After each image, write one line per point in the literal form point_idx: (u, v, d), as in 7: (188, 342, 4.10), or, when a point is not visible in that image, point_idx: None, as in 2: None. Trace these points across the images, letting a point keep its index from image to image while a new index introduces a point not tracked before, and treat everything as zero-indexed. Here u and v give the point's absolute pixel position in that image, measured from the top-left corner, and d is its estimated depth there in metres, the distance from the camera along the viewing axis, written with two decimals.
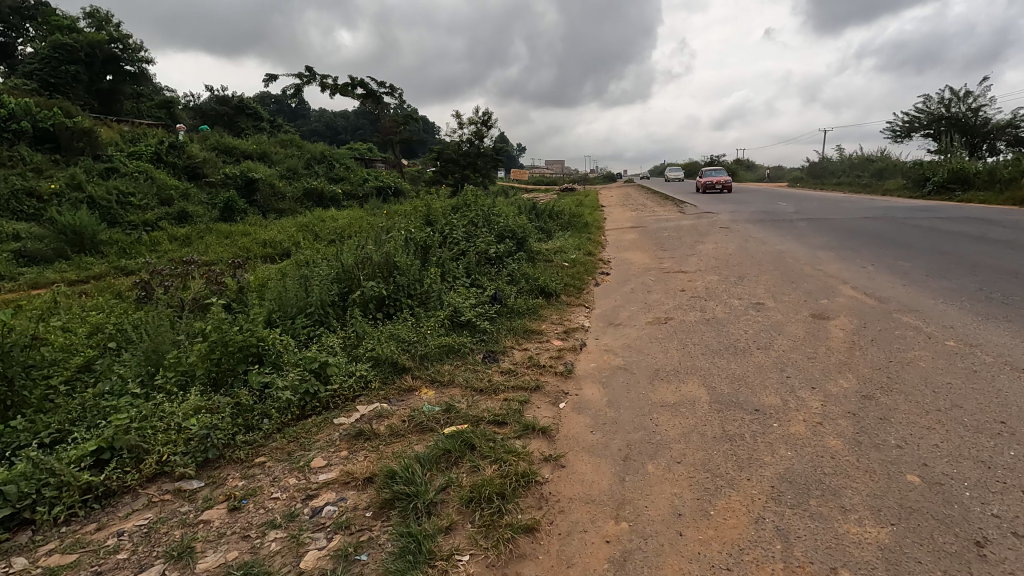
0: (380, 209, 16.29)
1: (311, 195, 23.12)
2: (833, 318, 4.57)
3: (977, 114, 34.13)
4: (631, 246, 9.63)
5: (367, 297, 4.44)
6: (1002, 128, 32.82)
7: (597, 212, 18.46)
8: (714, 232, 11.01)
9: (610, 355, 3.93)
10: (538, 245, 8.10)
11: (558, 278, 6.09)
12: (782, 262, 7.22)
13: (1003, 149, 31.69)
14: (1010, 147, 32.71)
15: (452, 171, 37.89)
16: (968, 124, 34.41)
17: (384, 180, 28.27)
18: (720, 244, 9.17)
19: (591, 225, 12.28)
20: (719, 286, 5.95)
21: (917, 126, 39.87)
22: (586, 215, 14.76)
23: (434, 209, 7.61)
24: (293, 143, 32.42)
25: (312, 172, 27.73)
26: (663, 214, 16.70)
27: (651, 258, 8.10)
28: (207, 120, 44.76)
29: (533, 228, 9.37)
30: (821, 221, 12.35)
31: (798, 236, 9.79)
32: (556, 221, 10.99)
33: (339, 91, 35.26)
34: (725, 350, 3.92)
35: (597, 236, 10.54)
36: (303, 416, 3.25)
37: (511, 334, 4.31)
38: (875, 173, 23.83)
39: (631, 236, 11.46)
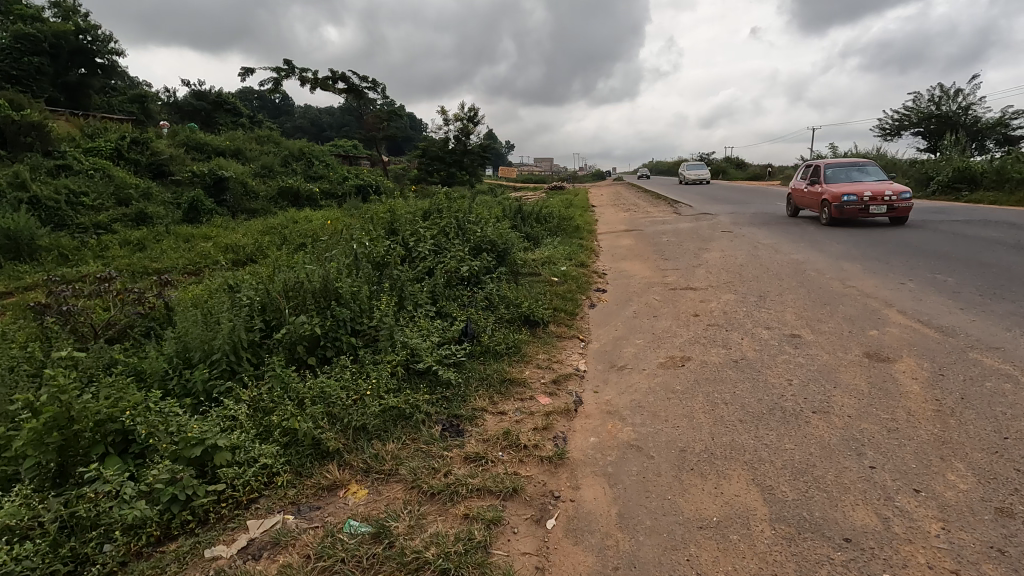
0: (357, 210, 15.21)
1: (286, 195, 21.94)
2: (896, 360, 3.59)
3: (967, 112, 33.65)
4: (627, 253, 8.67)
5: (295, 337, 3.38)
6: (993, 127, 32.51)
7: (588, 212, 17.50)
8: (716, 237, 10.06)
9: (615, 421, 2.92)
10: (524, 256, 7.08)
11: (547, 299, 5.08)
12: (803, 275, 6.28)
13: (996, 148, 31.30)
14: (1002, 146, 32.39)
15: (438, 169, 36.71)
16: (958, 122, 33.91)
17: (365, 179, 27.14)
18: (725, 251, 8.25)
19: (582, 229, 11.28)
20: (738, 309, 4.97)
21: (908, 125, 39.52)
22: (576, 216, 13.79)
23: (402, 213, 6.55)
24: (271, 139, 31.12)
25: (290, 170, 26.53)
26: (657, 215, 15.78)
27: (652, 269, 7.13)
28: (183, 116, 43.16)
29: (518, 235, 8.36)
30: (831, 223, 11.45)
31: (813, 242, 8.88)
32: (543, 224, 10.00)
33: (319, 85, 33.97)
34: (770, 414, 2.91)
35: (590, 242, 9.57)
36: (168, 537, 2.20)
37: (482, 388, 3.28)
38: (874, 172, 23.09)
39: (626, 241, 10.49)
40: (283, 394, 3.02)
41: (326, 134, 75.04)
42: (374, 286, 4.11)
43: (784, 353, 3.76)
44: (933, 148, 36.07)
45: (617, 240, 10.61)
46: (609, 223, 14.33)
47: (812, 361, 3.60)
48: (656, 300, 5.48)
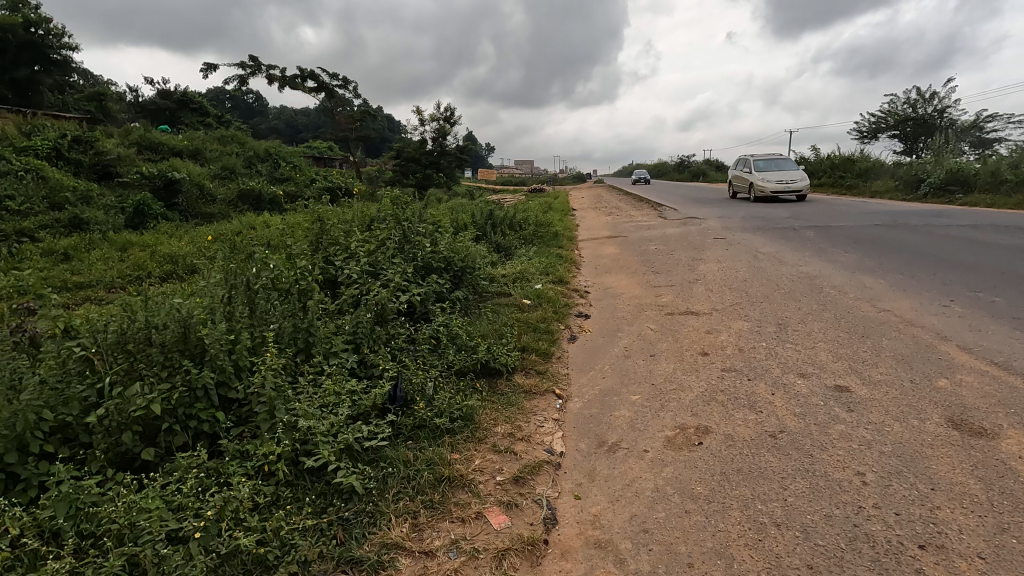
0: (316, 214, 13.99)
1: (247, 198, 20.63)
2: (996, 433, 2.55)
3: (943, 115, 33.56)
4: (612, 265, 7.62)
5: (120, 420, 2.21)
6: (968, 128, 32.54)
7: (568, 216, 16.48)
8: (710, 245, 9.07)
9: (608, 566, 1.83)
10: (492, 273, 5.95)
11: (516, 334, 3.97)
12: (823, 294, 5.28)
13: (974, 149, 31.24)
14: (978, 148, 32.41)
15: (414, 171, 35.43)
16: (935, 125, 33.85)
17: (334, 180, 25.80)
18: (724, 262, 7.26)
19: (563, 236, 10.21)
20: (755, 344, 3.94)
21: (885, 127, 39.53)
22: (555, 221, 12.75)
23: (342, 220, 5.38)
24: (236, 139, 29.57)
25: (254, 172, 25.06)
26: (641, 219, 14.82)
27: (641, 287, 6.08)
28: (145, 115, 41.17)
29: (486, 248, 7.23)
30: (830, 228, 10.60)
31: (819, 251, 7.93)
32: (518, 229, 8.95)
33: (287, 83, 32.51)
34: (853, 553, 1.83)
35: (570, 252, 8.51)
36: None
37: (405, 499, 2.16)
38: (860, 173, 22.51)
39: (611, 249, 9.45)
40: (72, 528, 1.87)
41: (300, 135, 73.09)
42: (269, 328, 2.94)
43: (838, 422, 2.71)
44: (911, 149, 36.02)
45: (600, 248, 9.60)
46: (590, 228, 13.33)
47: (883, 436, 2.55)
48: (654, 329, 4.42)
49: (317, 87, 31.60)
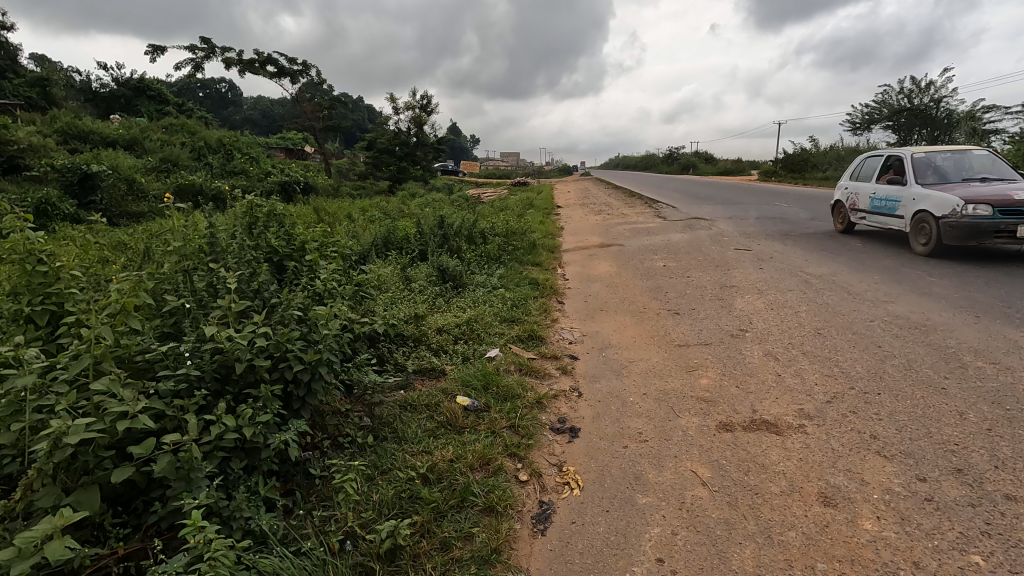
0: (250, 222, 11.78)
1: (187, 194, 18.15)
2: None
3: (942, 105, 31.91)
4: (609, 297, 5.42)
5: None
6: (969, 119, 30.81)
7: (552, 217, 14.30)
8: (734, 261, 6.92)
9: None
10: (417, 335, 3.68)
11: (404, 550, 1.73)
12: (978, 375, 3.08)
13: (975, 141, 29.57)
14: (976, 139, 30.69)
15: (387, 163, 32.82)
16: (932, 118, 31.99)
17: (294, 174, 23.35)
18: (769, 295, 5.09)
19: (543, 247, 8.00)
20: (956, 557, 1.74)
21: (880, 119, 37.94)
22: (536, 225, 10.62)
23: (158, 236, 3.06)
24: (187, 128, 26.90)
25: (203, 164, 22.45)
26: (638, 220, 12.64)
27: (659, 348, 3.84)
28: (96, 102, 37.82)
29: (426, 282, 4.97)
30: (874, 235, 8.54)
31: (890, 273, 5.82)
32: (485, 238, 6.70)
33: (246, 67, 29.79)
34: None
35: (552, 274, 6.28)
36: None
37: None
38: None
39: (605, 264, 7.29)
40: None
41: (274, 125, 70.06)
42: None
43: None
44: (905, 142, 34.20)
45: (594, 263, 7.41)
46: (578, 231, 11.12)
47: None
48: (709, 487, 2.18)
49: (278, 72, 28.99)
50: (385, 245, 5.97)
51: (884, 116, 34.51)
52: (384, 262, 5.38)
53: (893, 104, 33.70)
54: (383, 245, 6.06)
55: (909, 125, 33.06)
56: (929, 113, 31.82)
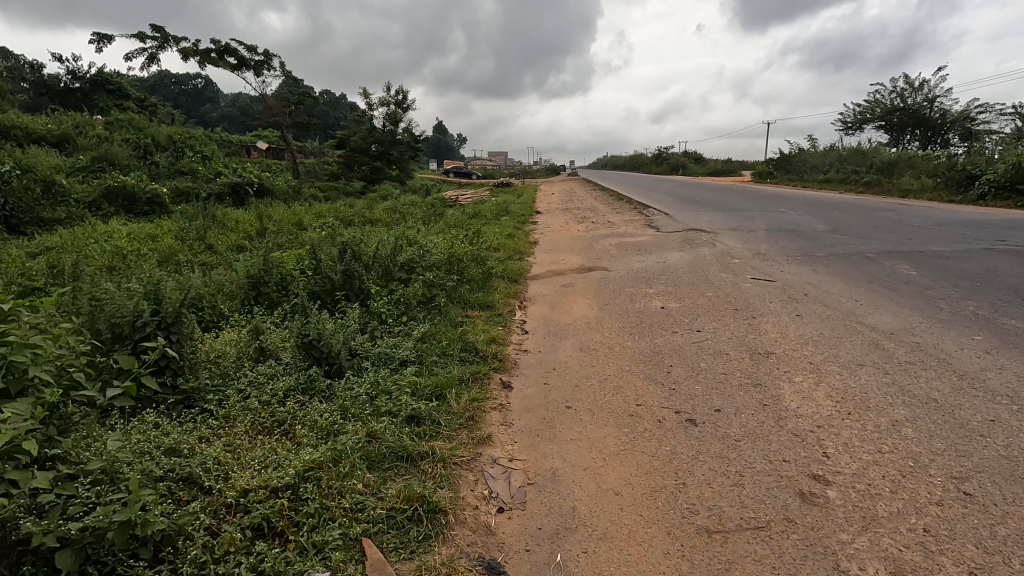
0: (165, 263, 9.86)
1: (116, 198, 16.01)
2: None
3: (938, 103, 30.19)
4: (582, 376, 3.52)
5: None
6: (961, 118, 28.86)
7: (529, 225, 12.50)
8: (756, 301, 5.08)
9: None
10: (169, 532, 1.75)
11: None
12: None
13: (970, 144, 27.59)
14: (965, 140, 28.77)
15: (360, 162, 30.66)
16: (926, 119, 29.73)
17: (249, 174, 21.25)
18: (832, 379, 3.23)
19: (503, 278, 6.11)
20: None
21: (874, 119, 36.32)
22: (505, 241, 8.81)
23: None
24: (137, 123, 24.68)
25: (147, 163, 20.30)
26: (627, 231, 10.88)
27: (671, 544, 1.94)
28: (51, 96, 35.13)
29: (284, 367, 3.05)
30: (922, 257, 6.79)
31: (992, 327, 4.02)
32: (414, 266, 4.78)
33: (204, 58, 27.51)
34: None
35: (504, 330, 4.39)
36: None
37: None
38: (882, 168, 18.84)
39: (583, 303, 5.39)
40: None
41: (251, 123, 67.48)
42: None
43: None
44: (897, 142, 32.03)
45: (569, 300, 5.52)
46: (555, 246, 9.25)
47: None
48: None
49: (239, 64, 26.79)
50: (257, 288, 4.11)
51: (877, 116, 32.55)
52: (230, 333, 3.44)
53: (888, 103, 31.70)
54: (254, 289, 4.12)
55: (903, 126, 31.10)
56: (922, 114, 29.70)
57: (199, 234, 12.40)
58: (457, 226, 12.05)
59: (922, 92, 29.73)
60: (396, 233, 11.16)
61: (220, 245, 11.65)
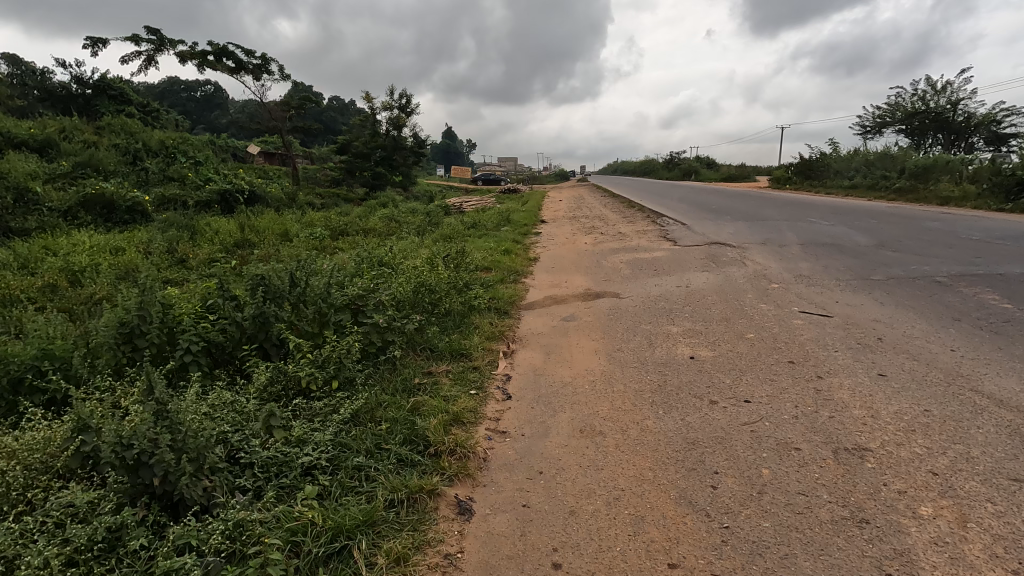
0: (125, 280, 8.84)
1: (95, 207, 15.06)
2: None
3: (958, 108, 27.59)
4: (580, 491, 2.31)
5: None
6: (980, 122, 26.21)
7: (532, 236, 11.33)
8: (814, 349, 3.85)
9: None
10: None
11: None
12: None
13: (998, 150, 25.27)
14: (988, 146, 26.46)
15: (361, 168, 29.68)
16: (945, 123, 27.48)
17: (243, 180, 20.32)
18: (985, 515, 2.00)
19: (488, 310, 4.95)
20: None
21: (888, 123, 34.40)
22: (500, 258, 7.66)
23: None
24: (131, 127, 23.87)
25: (136, 169, 19.40)
26: (640, 245, 9.70)
27: None
28: (52, 100, 34.48)
29: (95, 500, 1.90)
30: (1006, 281, 5.54)
31: None
32: (364, 308, 3.59)
33: (201, 61, 26.63)
34: None
35: (474, 398, 3.19)
36: None
37: None
38: (915, 173, 17.45)
39: (586, 348, 4.16)
40: None
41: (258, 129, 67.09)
42: None
43: None
44: (918, 147, 30.10)
45: (568, 343, 4.30)
46: (558, 263, 8.07)
47: None
48: None
49: (237, 67, 25.90)
50: (129, 340, 2.95)
51: (897, 120, 30.71)
52: (51, 427, 2.29)
53: (908, 106, 29.92)
54: (128, 343, 2.95)
55: (925, 130, 29.33)
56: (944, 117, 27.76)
57: (170, 246, 11.33)
58: (451, 239, 10.92)
59: (945, 94, 27.92)
60: (383, 248, 10.05)
61: (192, 259, 10.59)
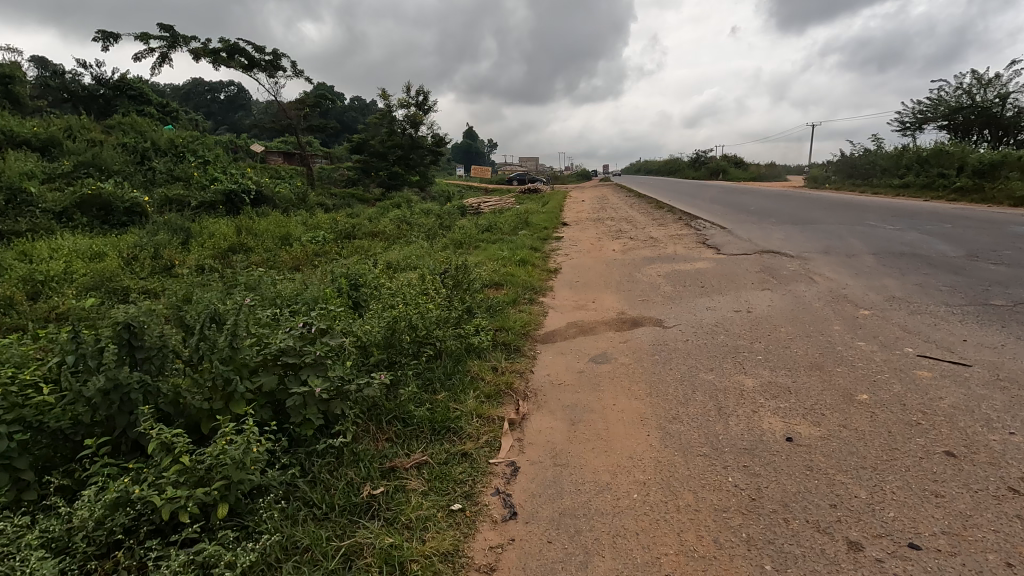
0: (94, 291, 7.85)
1: (92, 208, 14.27)
2: None
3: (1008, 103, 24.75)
4: None
5: None
6: None
7: (553, 242, 10.10)
8: (975, 429, 2.56)
9: None
10: None
11: None
12: None
13: None
14: None
15: (376, 168, 28.81)
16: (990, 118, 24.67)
17: (252, 180, 19.51)
18: None
19: (493, 350, 3.75)
20: None
21: (929, 119, 31.73)
22: (514, 271, 6.47)
23: None
24: (142, 126, 23.26)
25: (142, 168, 18.69)
26: (679, 252, 8.41)
27: None
28: (73, 102, 34.29)
29: None
30: None
31: None
32: (301, 368, 2.38)
33: (215, 60, 25.94)
34: None
35: (455, 527, 2.00)
36: None
37: None
38: (979, 171, 15.67)
39: (628, 416, 2.91)
40: None
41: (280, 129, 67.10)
42: None
43: None
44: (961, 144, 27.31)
45: (602, 406, 3.06)
46: (583, 275, 6.85)
47: None
48: None
49: (250, 65, 25.15)
50: None
51: (939, 115, 28.23)
52: None
53: (951, 101, 27.38)
54: None
55: (968, 126, 26.71)
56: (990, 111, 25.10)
57: (158, 251, 10.39)
58: (463, 245, 9.76)
59: (993, 88, 25.29)
60: (385, 256, 8.95)
61: (178, 268, 9.62)
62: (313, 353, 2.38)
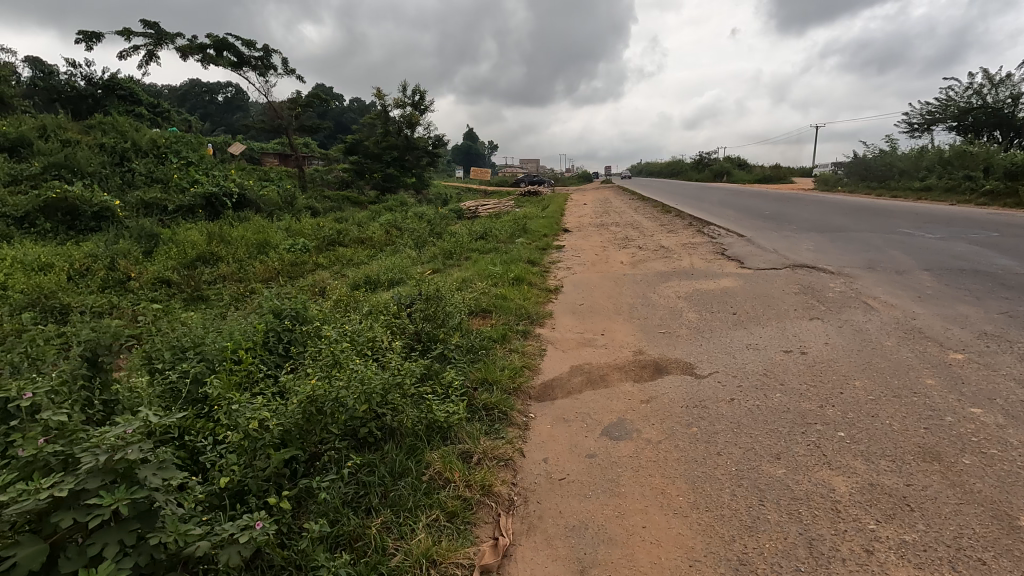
0: (25, 310, 6.80)
1: (57, 213, 13.21)
2: None
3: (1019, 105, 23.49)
4: None
5: None
6: None
7: (553, 253, 9.05)
8: None
9: None
10: None
11: None
12: None
13: None
14: None
15: (371, 170, 27.80)
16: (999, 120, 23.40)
17: (237, 182, 18.49)
18: None
19: (468, 424, 2.70)
20: None
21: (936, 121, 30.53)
22: (507, 292, 5.42)
23: None
24: (125, 125, 22.23)
25: (120, 170, 17.68)
26: (697, 265, 7.37)
27: None
28: (60, 101, 33.28)
29: None
30: None
31: None
32: (96, 530, 1.33)
33: (203, 57, 24.89)
34: None
35: None
36: None
37: None
38: (1010, 172, 14.57)
39: (671, 560, 1.85)
40: None
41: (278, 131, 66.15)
42: None
43: None
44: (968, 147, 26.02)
45: (627, 534, 2.01)
46: (589, 296, 5.81)
47: None
48: None
49: (238, 62, 24.09)
50: None
51: (947, 116, 27.02)
52: None
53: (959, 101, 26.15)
54: None
55: (979, 127, 25.48)
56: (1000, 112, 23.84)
57: (114, 261, 9.33)
58: (453, 256, 8.72)
59: (1005, 87, 23.98)
60: (363, 270, 7.92)
61: (133, 281, 8.59)
62: (110, 507, 1.30)
